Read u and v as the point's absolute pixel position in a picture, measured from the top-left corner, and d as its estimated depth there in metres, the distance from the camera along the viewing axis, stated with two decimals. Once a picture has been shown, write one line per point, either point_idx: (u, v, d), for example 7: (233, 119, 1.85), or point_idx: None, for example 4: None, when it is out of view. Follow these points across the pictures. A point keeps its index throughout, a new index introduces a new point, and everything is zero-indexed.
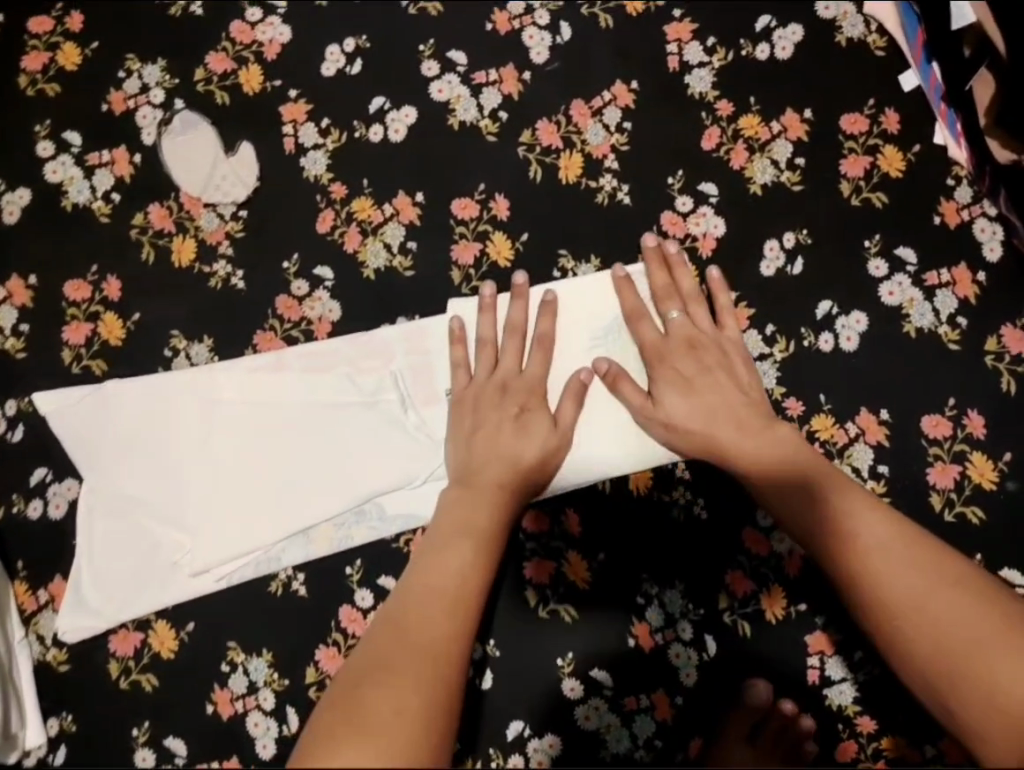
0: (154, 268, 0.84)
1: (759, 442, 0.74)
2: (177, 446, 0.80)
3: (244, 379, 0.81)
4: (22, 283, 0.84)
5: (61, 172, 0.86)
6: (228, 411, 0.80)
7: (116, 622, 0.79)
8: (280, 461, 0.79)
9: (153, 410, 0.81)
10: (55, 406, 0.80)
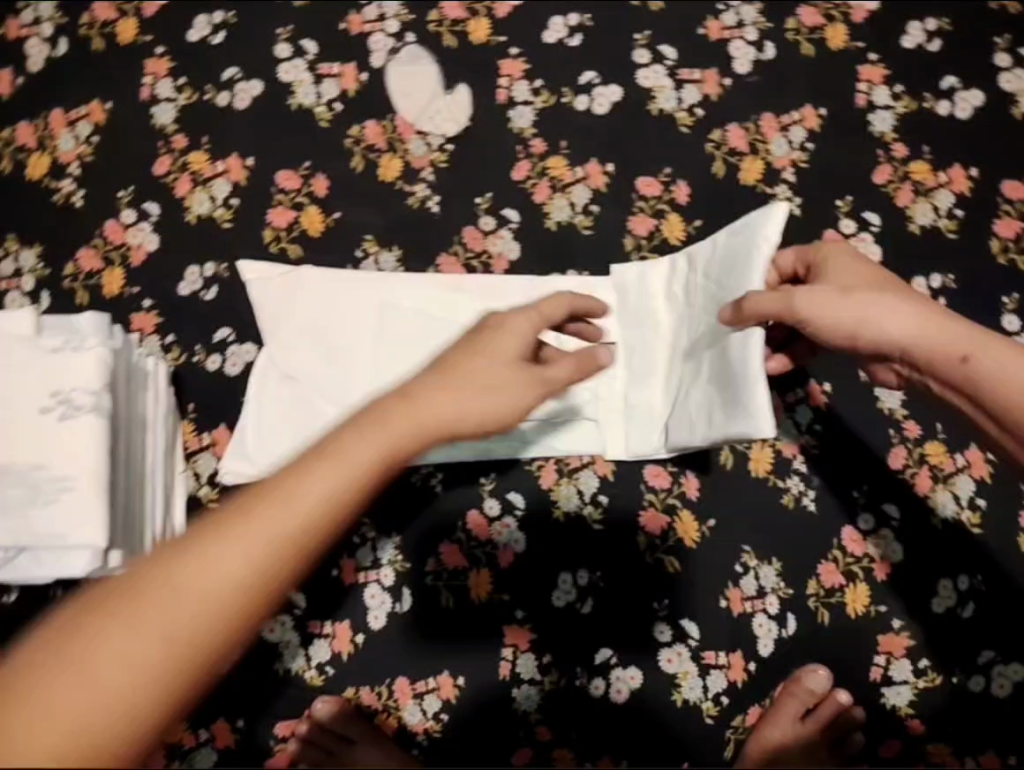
0: (361, 177, 0.92)
1: (999, 357, 0.64)
2: (354, 335, 0.86)
3: (426, 288, 0.88)
4: (239, 163, 0.92)
5: (293, 73, 0.94)
6: (407, 314, 0.87)
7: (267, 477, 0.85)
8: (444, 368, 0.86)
9: (339, 300, 0.87)
10: (256, 274, 0.88)
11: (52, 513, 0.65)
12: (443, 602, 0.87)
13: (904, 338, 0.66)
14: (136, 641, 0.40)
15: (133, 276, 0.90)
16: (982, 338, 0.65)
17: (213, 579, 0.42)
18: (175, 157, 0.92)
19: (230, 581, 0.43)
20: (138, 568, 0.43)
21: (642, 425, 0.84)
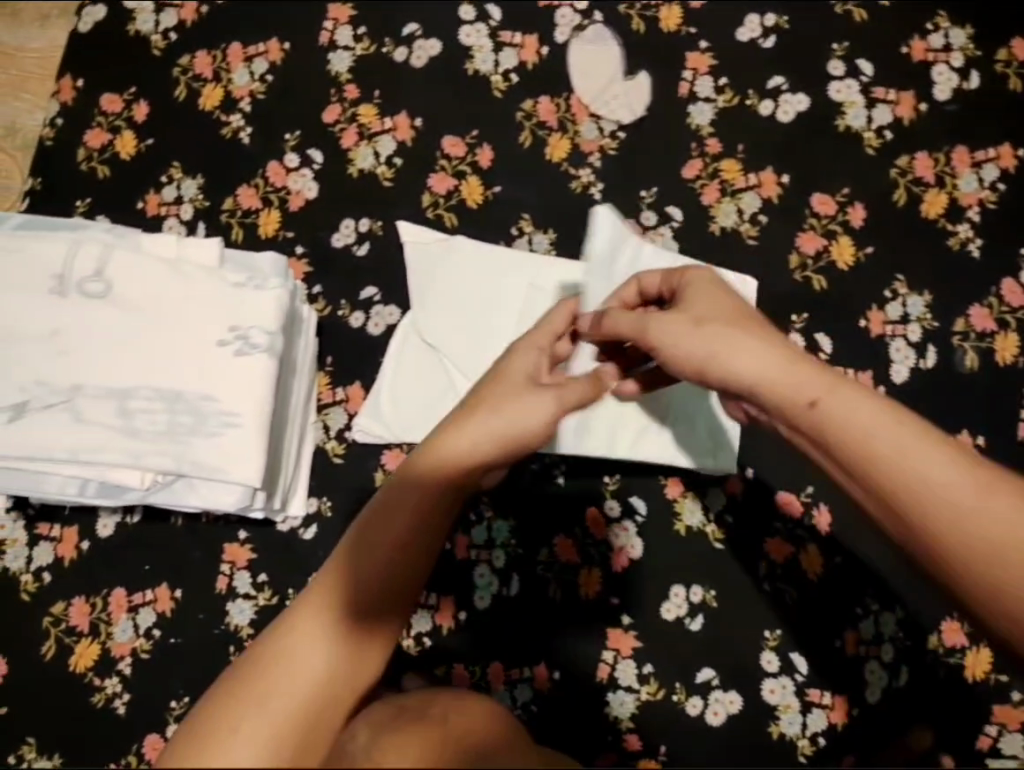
0: (527, 152, 0.90)
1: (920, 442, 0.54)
2: (500, 313, 0.85)
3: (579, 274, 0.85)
4: (407, 122, 0.90)
5: (474, 37, 0.91)
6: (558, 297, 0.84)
7: (396, 442, 0.84)
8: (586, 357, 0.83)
9: (490, 277, 0.86)
10: (414, 239, 0.87)
11: (215, 443, 0.66)
12: (551, 594, 0.86)
13: (761, 379, 0.57)
14: (284, 705, 0.46)
15: (288, 221, 0.89)
16: (891, 419, 0.55)
17: (311, 658, 0.49)
18: (345, 108, 0.90)
19: (319, 664, 0.49)
20: (259, 651, 0.50)
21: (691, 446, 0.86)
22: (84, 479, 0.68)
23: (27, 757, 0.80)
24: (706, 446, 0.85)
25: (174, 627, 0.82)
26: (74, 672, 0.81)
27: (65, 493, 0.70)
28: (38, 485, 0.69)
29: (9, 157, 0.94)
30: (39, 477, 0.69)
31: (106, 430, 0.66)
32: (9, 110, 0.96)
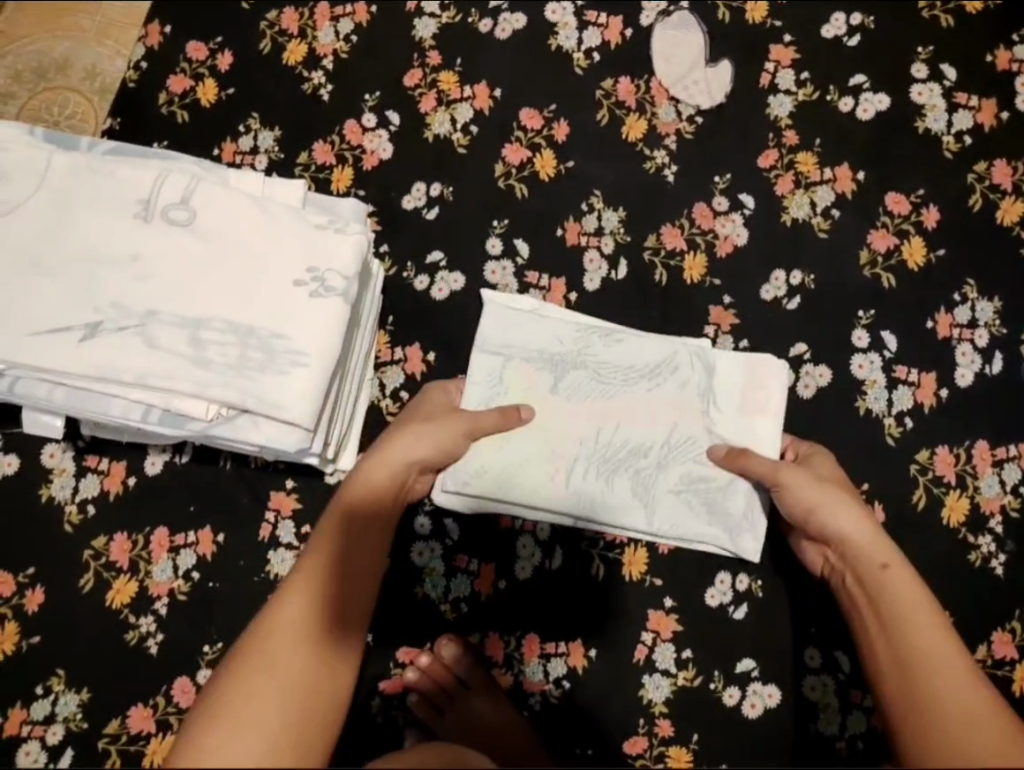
0: (604, 130, 0.90)
1: (895, 573, 0.66)
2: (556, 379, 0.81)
3: (660, 347, 0.82)
4: (487, 92, 0.91)
5: (560, 15, 0.93)
6: (610, 362, 0.81)
7: None
8: (631, 430, 0.80)
9: (546, 329, 0.82)
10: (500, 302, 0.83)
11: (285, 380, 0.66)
12: (594, 571, 0.84)
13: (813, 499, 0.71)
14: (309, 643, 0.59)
15: (361, 179, 0.89)
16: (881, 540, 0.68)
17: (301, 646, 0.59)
18: (427, 73, 0.91)
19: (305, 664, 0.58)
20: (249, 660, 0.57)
21: (695, 479, 0.79)
22: (147, 408, 0.67)
23: (55, 690, 0.78)
24: (633, 506, 0.79)
25: (213, 572, 0.81)
26: (109, 609, 0.80)
27: (129, 418, 0.68)
28: (103, 407, 0.67)
29: (84, 98, 0.97)
30: (108, 401, 0.67)
31: (176, 358, 0.65)
32: (91, 55, 0.99)
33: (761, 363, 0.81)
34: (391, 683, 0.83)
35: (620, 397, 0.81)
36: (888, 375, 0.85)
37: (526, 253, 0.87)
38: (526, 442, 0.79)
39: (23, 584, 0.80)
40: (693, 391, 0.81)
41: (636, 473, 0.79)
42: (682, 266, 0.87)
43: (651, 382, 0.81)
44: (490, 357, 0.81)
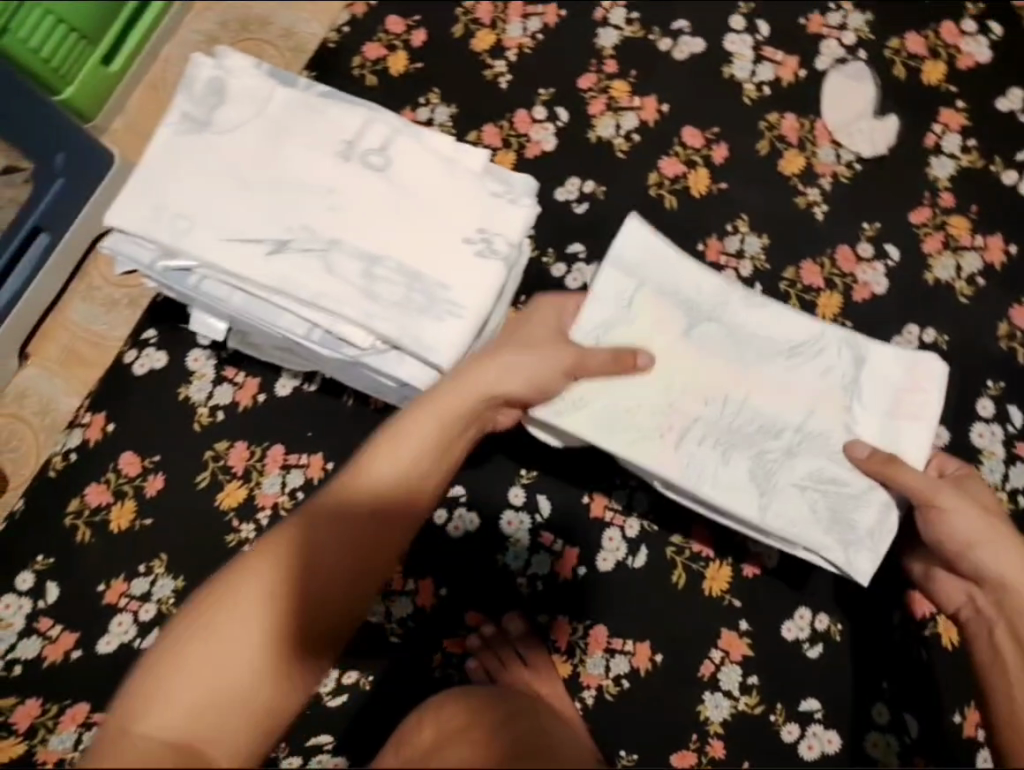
0: (762, 160, 0.92)
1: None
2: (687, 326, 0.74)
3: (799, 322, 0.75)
4: (655, 105, 0.94)
5: (737, 46, 0.94)
6: (752, 326, 0.75)
7: None
8: (761, 401, 0.73)
9: (687, 274, 0.76)
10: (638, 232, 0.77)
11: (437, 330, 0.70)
12: (675, 579, 0.84)
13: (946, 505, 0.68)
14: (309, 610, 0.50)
15: (522, 165, 0.94)
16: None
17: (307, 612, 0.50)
18: (601, 79, 0.95)
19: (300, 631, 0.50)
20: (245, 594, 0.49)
21: (819, 476, 0.71)
22: (311, 327, 0.73)
23: (155, 572, 0.84)
24: (746, 490, 0.70)
25: (316, 496, 0.86)
26: (217, 508, 0.86)
27: (294, 333, 0.73)
28: (273, 319, 0.73)
29: (279, 54, 1.09)
30: (280, 315, 0.73)
31: (348, 286, 0.71)
32: (290, 16, 1.09)
33: (923, 363, 0.73)
34: (456, 642, 0.85)
35: (753, 370, 0.73)
36: (1008, 450, 0.84)
37: None
38: (643, 392, 0.72)
39: (148, 468, 0.86)
40: (835, 381, 0.73)
41: (759, 452, 0.71)
42: (816, 301, 0.88)
43: (790, 356, 0.74)
44: (620, 278, 0.75)
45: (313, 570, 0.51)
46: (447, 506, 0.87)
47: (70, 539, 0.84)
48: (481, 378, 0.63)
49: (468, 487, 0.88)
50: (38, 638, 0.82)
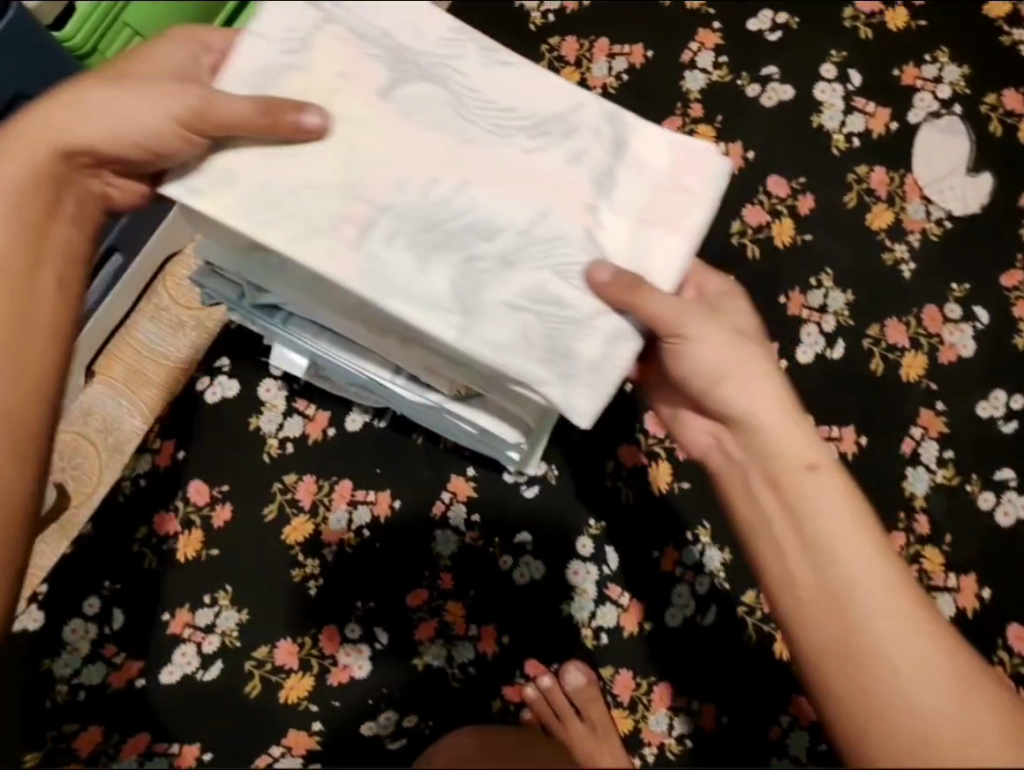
0: (849, 214, 0.90)
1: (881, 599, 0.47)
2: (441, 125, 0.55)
3: (600, 131, 0.57)
4: (740, 152, 0.92)
5: (828, 95, 0.92)
6: (499, 98, 0.57)
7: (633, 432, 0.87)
8: (451, 163, 0.55)
9: (475, 72, 0.57)
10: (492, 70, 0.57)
11: (432, 284, 0.53)
12: (745, 638, 0.83)
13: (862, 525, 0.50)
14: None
15: None
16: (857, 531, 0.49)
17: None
18: (686, 123, 0.94)
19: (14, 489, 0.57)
20: None
21: (536, 291, 0.54)
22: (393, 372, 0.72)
23: (219, 603, 0.84)
24: (448, 304, 0.53)
25: (381, 534, 0.85)
26: (284, 543, 0.85)
27: (377, 377, 0.73)
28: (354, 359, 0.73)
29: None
30: (399, 348, 0.66)
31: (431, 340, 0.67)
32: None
33: (694, 149, 0.57)
34: (514, 690, 0.83)
35: (479, 146, 0.55)
36: None
37: None
38: (412, 225, 0.54)
39: (217, 497, 0.86)
40: (590, 172, 0.55)
41: (440, 236, 0.54)
42: (901, 361, 0.86)
43: (532, 132, 0.56)
44: (297, 9, 0.56)
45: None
46: (512, 553, 0.85)
47: (137, 565, 0.84)
48: (58, 114, 0.56)
49: (535, 535, 0.86)
50: (102, 664, 0.82)
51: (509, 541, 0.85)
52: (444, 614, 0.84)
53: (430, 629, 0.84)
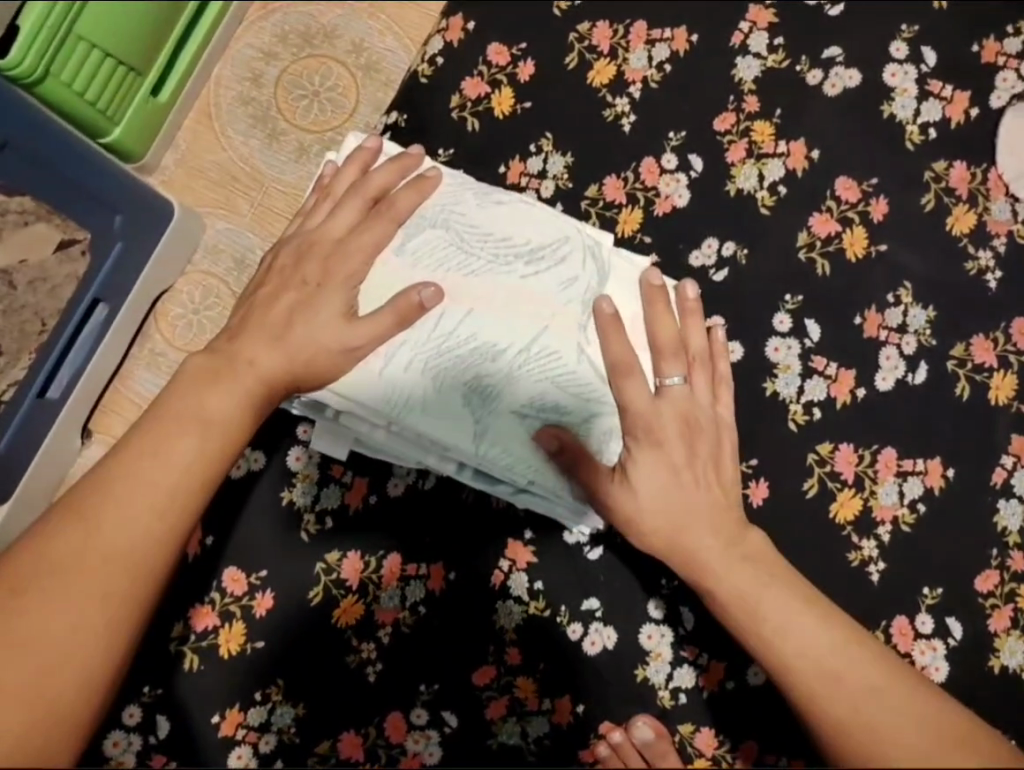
0: (928, 218, 0.81)
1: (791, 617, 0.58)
2: (427, 256, 0.66)
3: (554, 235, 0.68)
4: (803, 151, 0.82)
5: (900, 79, 0.82)
6: (478, 221, 0.68)
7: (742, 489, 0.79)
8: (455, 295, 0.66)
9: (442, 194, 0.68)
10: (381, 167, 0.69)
11: (446, 403, 0.65)
12: None
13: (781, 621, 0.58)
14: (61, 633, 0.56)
15: (650, 224, 0.81)
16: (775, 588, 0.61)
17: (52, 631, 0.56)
18: (740, 120, 0.83)
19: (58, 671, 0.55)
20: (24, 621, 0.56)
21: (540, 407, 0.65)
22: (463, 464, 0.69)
23: (272, 699, 0.78)
24: (463, 423, 0.65)
25: (437, 609, 0.79)
26: (336, 627, 0.79)
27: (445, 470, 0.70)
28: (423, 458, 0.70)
29: (350, 74, 0.95)
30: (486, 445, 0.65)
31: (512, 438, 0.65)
32: (362, 29, 0.95)
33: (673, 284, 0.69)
34: (588, 751, 0.77)
35: (481, 279, 0.66)
36: None
37: (816, 336, 0.80)
38: (425, 352, 0.65)
39: (256, 585, 0.79)
40: (580, 289, 0.67)
41: (454, 363, 0.65)
42: (988, 383, 0.79)
43: (527, 262, 0.67)
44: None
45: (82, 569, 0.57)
46: (581, 621, 0.79)
47: (176, 666, 0.78)
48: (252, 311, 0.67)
49: (602, 599, 0.79)
50: None
51: (577, 608, 0.79)
52: (514, 691, 0.78)
53: (501, 706, 0.78)
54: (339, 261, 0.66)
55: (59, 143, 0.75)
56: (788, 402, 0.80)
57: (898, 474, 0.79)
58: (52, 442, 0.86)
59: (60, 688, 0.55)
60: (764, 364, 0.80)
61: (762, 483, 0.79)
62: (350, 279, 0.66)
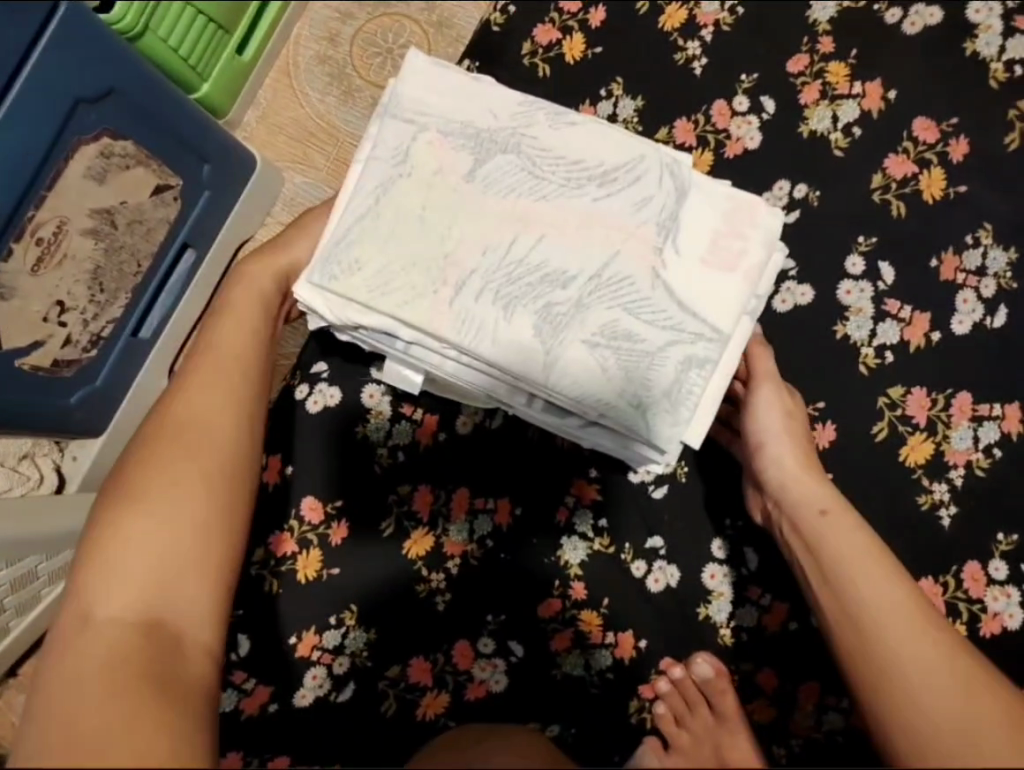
0: (1011, 158, 0.79)
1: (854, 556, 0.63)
2: (495, 182, 0.68)
3: (624, 156, 0.68)
4: (880, 91, 0.81)
5: (983, 15, 0.81)
6: (547, 144, 0.69)
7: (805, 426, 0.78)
8: (523, 220, 0.67)
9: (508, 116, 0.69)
10: (439, 88, 0.70)
11: (516, 330, 0.66)
12: None
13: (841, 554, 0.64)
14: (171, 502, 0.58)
15: (720, 166, 0.81)
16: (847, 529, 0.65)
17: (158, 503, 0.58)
18: (815, 61, 0.82)
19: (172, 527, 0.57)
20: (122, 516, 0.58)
21: (611, 334, 0.66)
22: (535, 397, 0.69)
23: (346, 624, 0.81)
24: (533, 350, 0.66)
25: (504, 543, 0.82)
26: (406, 557, 0.82)
27: (513, 402, 0.70)
28: (493, 389, 0.69)
29: (426, 30, 0.98)
30: (555, 372, 0.66)
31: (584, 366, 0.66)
32: None
33: (743, 201, 0.69)
34: (649, 687, 0.78)
35: (552, 204, 0.67)
36: None
37: (890, 278, 0.79)
38: (496, 279, 0.66)
39: (332, 514, 0.82)
40: (652, 210, 0.67)
41: (525, 289, 0.66)
42: None
43: (600, 185, 0.68)
44: (401, 125, 0.69)
45: (175, 455, 0.61)
46: (645, 558, 0.81)
47: (257, 588, 0.82)
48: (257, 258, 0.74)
49: (666, 539, 0.81)
50: (234, 690, 0.80)
51: (640, 545, 0.81)
52: (579, 625, 0.80)
53: (566, 638, 0.80)
54: (406, 188, 0.68)
55: (165, 95, 0.78)
56: (859, 346, 0.79)
57: (973, 419, 0.77)
58: (142, 379, 0.91)
59: (177, 540, 0.56)
60: (834, 307, 0.79)
61: (829, 426, 0.78)
62: (418, 204, 0.67)
